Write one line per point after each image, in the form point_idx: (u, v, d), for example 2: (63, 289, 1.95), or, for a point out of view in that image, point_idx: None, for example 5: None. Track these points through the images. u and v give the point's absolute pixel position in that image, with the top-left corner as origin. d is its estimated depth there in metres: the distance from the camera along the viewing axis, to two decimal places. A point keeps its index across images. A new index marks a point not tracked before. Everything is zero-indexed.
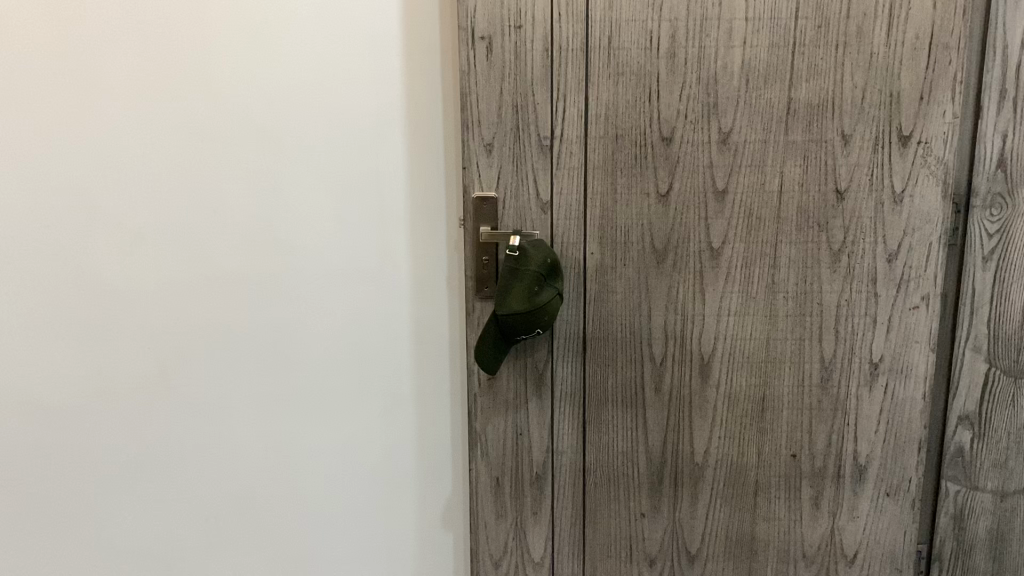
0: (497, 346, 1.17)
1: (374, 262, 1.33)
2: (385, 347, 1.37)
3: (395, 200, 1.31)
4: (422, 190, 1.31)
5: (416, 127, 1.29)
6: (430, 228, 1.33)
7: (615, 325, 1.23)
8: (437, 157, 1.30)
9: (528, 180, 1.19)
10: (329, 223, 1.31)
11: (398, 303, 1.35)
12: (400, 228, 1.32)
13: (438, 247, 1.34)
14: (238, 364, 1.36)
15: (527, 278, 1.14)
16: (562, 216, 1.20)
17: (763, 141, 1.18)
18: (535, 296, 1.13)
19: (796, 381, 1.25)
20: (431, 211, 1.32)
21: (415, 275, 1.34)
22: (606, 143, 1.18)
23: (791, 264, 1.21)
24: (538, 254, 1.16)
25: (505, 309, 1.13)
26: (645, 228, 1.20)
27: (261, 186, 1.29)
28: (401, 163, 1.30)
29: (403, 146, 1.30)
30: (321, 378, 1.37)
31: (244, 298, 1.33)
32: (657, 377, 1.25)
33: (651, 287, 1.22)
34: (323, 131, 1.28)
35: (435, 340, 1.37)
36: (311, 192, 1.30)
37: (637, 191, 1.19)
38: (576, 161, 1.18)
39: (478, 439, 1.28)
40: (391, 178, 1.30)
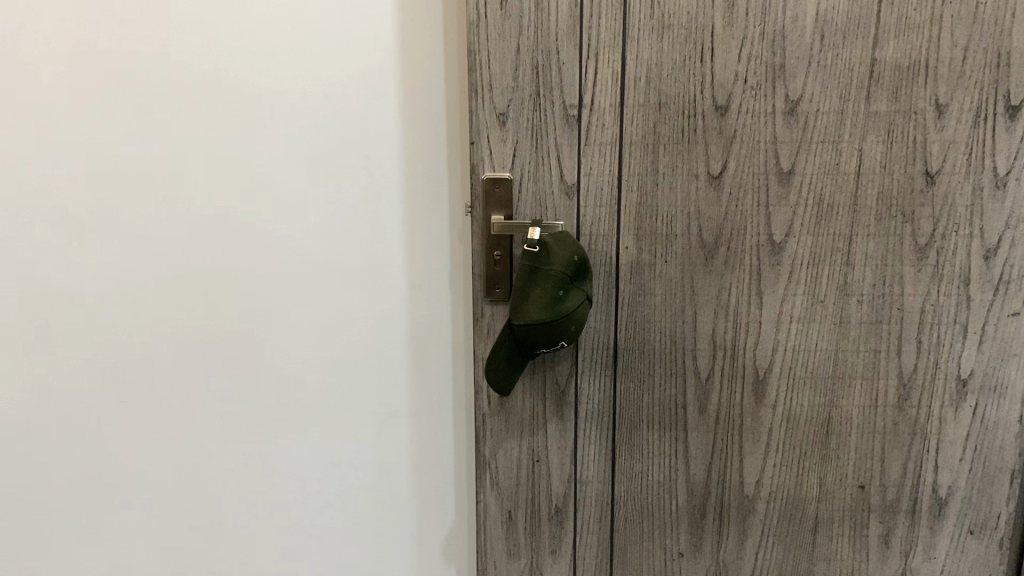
0: (514, 364, 0.96)
1: (364, 254, 1.12)
2: (379, 354, 1.16)
3: (389, 181, 1.09)
4: (421, 168, 1.09)
5: (413, 93, 1.06)
6: (430, 213, 1.10)
7: (653, 334, 1.02)
8: (439, 129, 1.08)
9: (552, 158, 0.97)
10: (311, 208, 1.10)
11: (394, 303, 1.14)
12: (395, 215, 1.10)
13: (439, 237, 1.11)
14: (205, 371, 1.16)
15: (550, 282, 0.93)
16: (593, 203, 0.98)
17: (840, 111, 0.96)
18: (559, 305, 0.92)
19: (868, 401, 1.05)
20: (433, 194, 1.10)
21: (414, 270, 1.13)
22: (648, 113, 0.96)
23: (869, 261, 1.00)
24: (564, 251, 0.94)
25: (522, 320, 0.93)
26: (692, 217, 0.99)
27: (231, 164, 1.09)
28: (397, 136, 1.08)
29: (398, 116, 1.07)
30: (303, 390, 1.17)
31: (212, 295, 1.13)
32: (702, 396, 1.04)
33: (697, 288, 1.01)
34: (301, 96, 1.06)
35: (439, 347, 1.15)
36: (289, 171, 1.09)
37: (682, 172, 0.97)
38: (610, 136, 0.96)
39: (487, 468, 1.07)
40: (383, 155, 1.08)
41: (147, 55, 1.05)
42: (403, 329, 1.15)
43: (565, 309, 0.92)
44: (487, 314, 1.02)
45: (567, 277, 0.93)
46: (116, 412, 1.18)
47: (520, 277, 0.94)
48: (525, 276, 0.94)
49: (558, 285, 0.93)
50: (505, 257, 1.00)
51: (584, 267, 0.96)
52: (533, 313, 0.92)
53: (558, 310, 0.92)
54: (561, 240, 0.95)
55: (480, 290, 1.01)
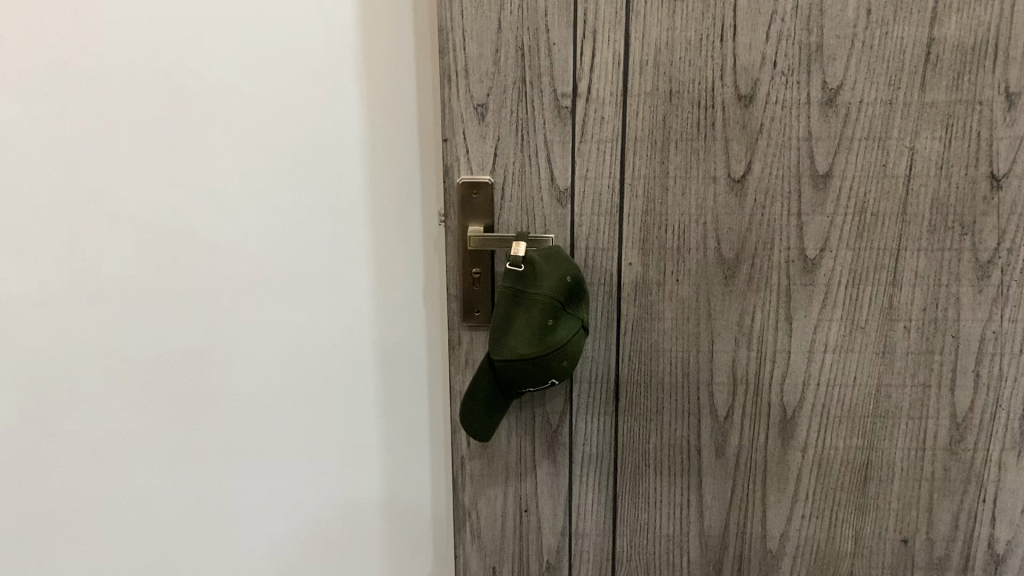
0: (494, 405, 0.80)
1: (325, 269, 0.96)
2: (344, 382, 1.00)
3: (352, 185, 0.93)
4: (389, 169, 0.93)
5: (377, 81, 0.90)
6: (400, 221, 0.95)
7: (661, 365, 0.87)
8: (409, 124, 0.92)
9: (540, 159, 0.81)
10: (262, 215, 0.94)
11: (361, 325, 0.98)
12: (360, 223, 0.95)
13: (410, 247, 0.96)
14: (148, 401, 1.00)
15: (537, 308, 0.77)
16: (590, 212, 0.82)
17: (888, 102, 0.79)
18: (548, 336, 0.77)
19: (915, 443, 0.89)
20: (404, 200, 0.94)
21: (383, 288, 0.97)
22: (657, 104, 0.79)
23: (919, 281, 0.84)
24: (554, 271, 0.78)
25: (505, 355, 0.77)
26: (708, 227, 0.83)
27: (166, 165, 0.92)
28: (360, 132, 0.92)
29: (360, 109, 0.91)
30: (257, 424, 1.01)
31: (154, 314, 0.97)
32: (719, 436, 0.89)
33: (714, 312, 0.85)
34: (246, 84, 0.90)
35: (413, 374, 1.00)
36: (235, 172, 0.93)
37: (697, 175, 0.81)
38: (610, 131, 0.80)
39: (467, 519, 0.92)
40: (344, 154, 0.92)
41: (67, 34, 0.88)
42: (371, 354, 0.99)
43: (555, 341, 0.77)
44: (466, 342, 0.86)
45: (557, 302, 0.77)
46: (39, 454, 1.01)
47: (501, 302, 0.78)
48: (507, 301, 0.78)
49: (547, 312, 0.77)
50: (485, 275, 0.84)
51: (577, 288, 0.80)
52: (518, 346, 0.76)
53: (547, 342, 0.76)
54: (550, 257, 0.79)
55: (457, 314, 0.86)
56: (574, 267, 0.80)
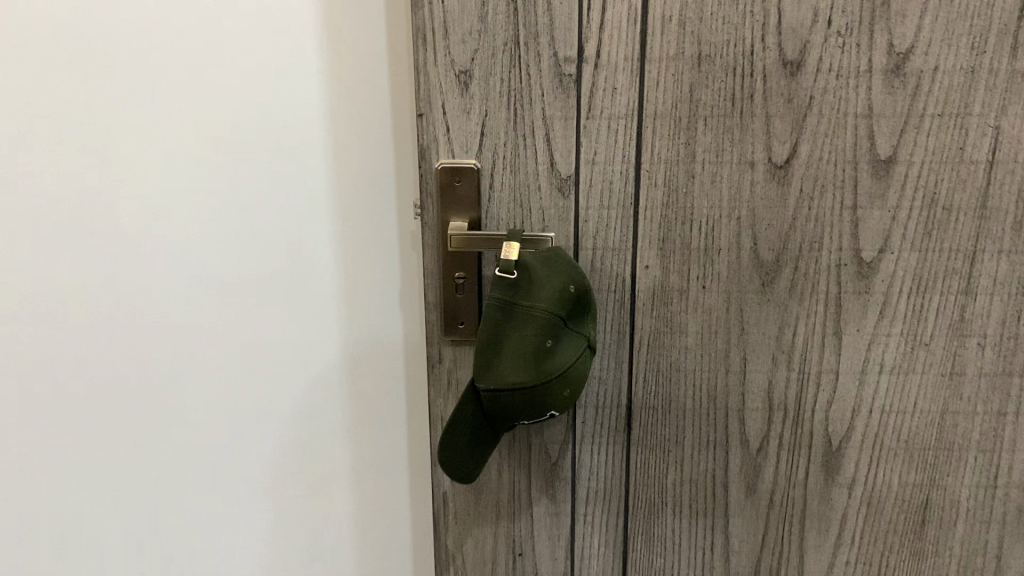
0: (480, 442, 0.65)
1: (286, 272, 0.82)
2: (311, 402, 0.86)
3: (315, 174, 0.79)
4: (358, 149, 0.79)
5: (342, 52, 0.76)
6: (371, 211, 0.81)
7: (682, 389, 0.72)
8: (381, 102, 0.78)
9: (538, 140, 0.66)
10: (212, 208, 0.80)
11: (328, 336, 0.84)
12: (325, 219, 0.81)
13: (383, 242, 0.82)
14: (95, 421, 0.85)
15: (532, 327, 0.62)
16: (598, 203, 0.67)
17: (969, 70, 0.64)
18: (544, 362, 0.62)
19: (984, 480, 0.74)
20: (376, 192, 0.80)
21: (353, 294, 0.83)
22: (681, 71, 0.64)
23: (998, 289, 0.69)
24: (554, 281, 0.63)
25: (490, 383, 0.62)
26: (743, 223, 0.68)
27: (95, 153, 0.78)
28: (323, 112, 0.78)
29: (323, 84, 0.77)
30: (212, 448, 0.87)
31: (98, 319, 0.82)
32: (750, 472, 0.75)
33: (748, 325, 0.70)
34: (188, 52, 0.75)
35: (390, 392, 0.87)
36: (179, 158, 0.78)
37: (731, 159, 0.66)
38: (623, 105, 0.65)
39: (451, 564, 0.78)
40: (306, 137, 0.78)
41: None
42: (341, 370, 0.85)
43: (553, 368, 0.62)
44: (449, 359, 0.72)
45: (557, 320, 0.63)
46: None
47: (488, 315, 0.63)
48: (496, 316, 0.63)
49: (544, 333, 0.62)
50: (471, 281, 0.69)
51: (584, 302, 0.65)
52: (506, 373, 0.62)
53: (543, 370, 0.62)
54: (549, 263, 0.64)
55: (437, 326, 0.71)
56: (580, 275, 0.65)
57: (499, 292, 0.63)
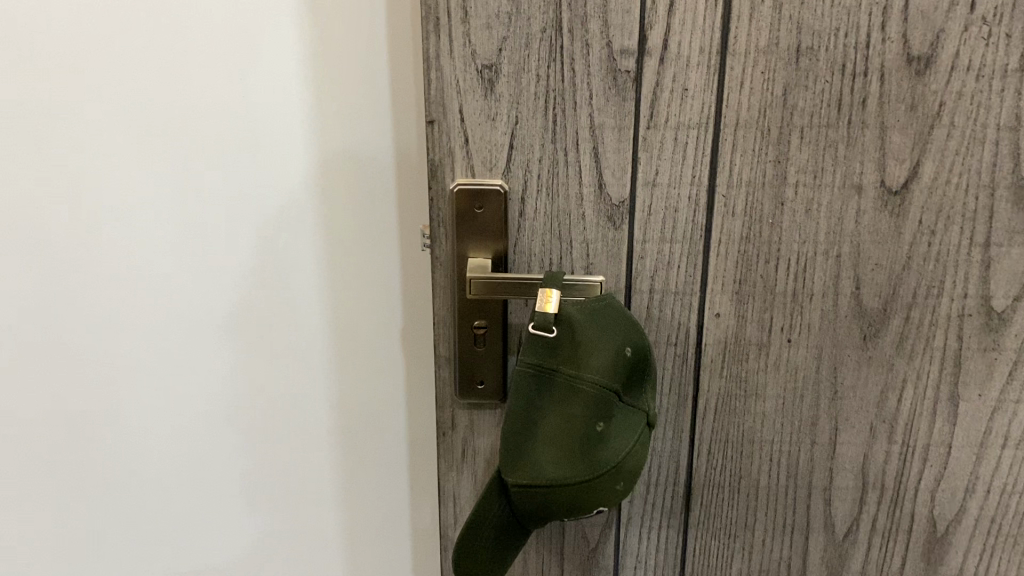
0: (508, 544, 0.51)
1: (268, 321, 0.68)
2: (296, 473, 0.72)
3: (300, 208, 0.65)
4: (352, 159, 0.64)
5: (335, 61, 0.61)
6: (368, 234, 0.66)
7: (755, 463, 0.58)
8: (382, 125, 0.63)
9: (583, 155, 0.51)
10: (179, 247, 0.65)
11: (317, 396, 0.70)
12: (310, 245, 0.66)
13: (383, 269, 0.67)
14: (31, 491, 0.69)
15: (577, 404, 0.48)
16: (658, 236, 0.53)
17: None
18: (594, 450, 0.48)
19: None
20: (375, 232, 0.66)
21: (347, 351, 0.69)
22: (773, 68, 0.49)
23: None
24: (607, 343, 0.49)
25: (525, 477, 0.48)
26: (843, 263, 0.53)
27: (28, 180, 0.62)
28: (310, 133, 0.63)
29: (311, 100, 0.62)
30: (180, 519, 0.72)
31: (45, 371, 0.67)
32: (836, 562, 0.61)
33: (842, 387, 0.56)
34: (153, 58, 0.60)
35: (389, 465, 0.73)
36: (138, 187, 0.63)
37: (832, 182, 0.51)
38: (695, 111, 0.50)
39: None
40: (286, 151, 0.63)
41: None
42: (332, 438, 0.72)
43: (604, 456, 0.48)
44: (465, 427, 0.58)
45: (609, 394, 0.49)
46: None
47: (519, 384, 0.49)
48: (530, 386, 0.49)
49: (593, 412, 0.48)
50: (494, 334, 0.54)
51: (642, 368, 0.51)
52: (544, 462, 0.48)
53: (592, 459, 0.48)
54: (600, 318, 0.50)
55: (451, 388, 0.56)
56: (638, 332, 0.51)
57: (534, 355, 0.49)
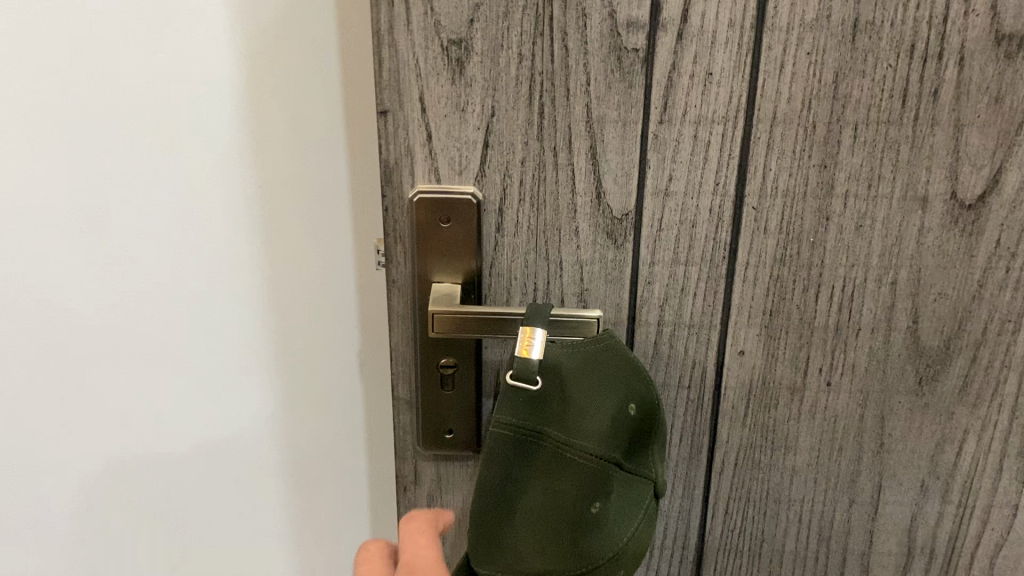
0: None
1: (197, 358, 0.57)
2: (239, 521, 0.63)
3: (231, 228, 0.53)
4: (290, 155, 0.52)
5: (264, 52, 0.49)
6: (311, 244, 0.54)
7: (781, 526, 0.49)
8: (328, 127, 0.51)
9: (577, 156, 0.40)
10: (78, 273, 0.53)
11: (259, 442, 0.60)
12: (242, 257, 0.54)
13: (330, 287, 0.56)
14: None
15: (568, 478, 0.38)
16: (669, 257, 0.42)
17: None
18: (588, 536, 0.38)
19: None
20: (324, 255, 0.55)
21: (295, 390, 0.59)
22: (822, 48, 0.38)
23: None
24: (604, 401, 0.40)
25: (495, 565, 0.38)
26: (899, 292, 0.43)
27: None
28: (238, 139, 0.51)
29: (237, 98, 0.50)
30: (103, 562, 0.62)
31: None
32: None
33: (889, 439, 0.46)
34: (47, 23, 0.47)
35: (348, 511, 0.63)
36: (30, 194, 0.51)
37: (889, 193, 0.41)
38: (721, 102, 0.39)
39: None
40: (211, 143, 0.51)
41: None
42: (280, 484, 0.62)
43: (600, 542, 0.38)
44: (431, 481, 0.47)
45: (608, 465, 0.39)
46: None
47: (497, 453, 0.38)
48: (511, 455, 0.38)
49: (588, 487, 0.38)
50: (465, 374, 0.44)
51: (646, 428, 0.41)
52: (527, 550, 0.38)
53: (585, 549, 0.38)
54: (597, 369, 0.40)
55: (413, 436, 0.46)
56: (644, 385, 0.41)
57: (517, 416, 0.38)
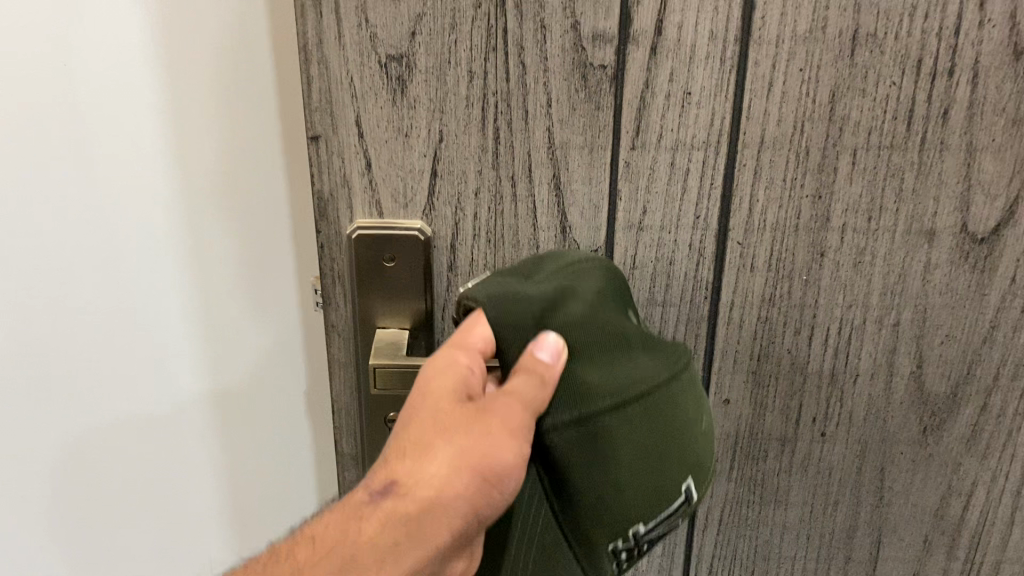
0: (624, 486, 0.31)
1: (112, 387, 0.50)
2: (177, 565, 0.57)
3: (158, 256, 0.48)
4: (217, 179, 0.47)
5: (193, 62, 0.44)
6: (239, 275, 0.49)
7: None
8: (261, 148, 0.46)
9: (538, 186, 0.35)
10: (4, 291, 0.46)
11: (198, 482, 0.55)
12: (169, 287, 0.49)
13: (263, 319, 0.51)
14: None
15: (617, 462, 0.31)
16: (645, 298, 0.37)
17: None
18: (658, 509, 0.32)
19: None
20: (259, 257, 0.49)
21: (236, 426, 0.54)
22: (817, 62, 0.33)
23: None
24: (579, 304, 0.32)
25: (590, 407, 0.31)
26: (902, 334, 0.38)
27: None
28: (161, 152, 0.45)
29: (160, 99, 0.44)
30: None
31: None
32: None
33: (891, 492, 0.41)
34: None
35: None
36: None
37: (893, 225, 0.36)
38: (702, 125, 0.34)
39: None
40: (134, 166, 0.45)
41: None
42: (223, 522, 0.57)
43: (669, 509, 0.32)
44: None
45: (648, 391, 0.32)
46: None
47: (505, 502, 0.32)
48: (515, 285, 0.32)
49: (644, 451, 0.31)
50: None
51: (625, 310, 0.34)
52: (597, 556, 0.32)
53: (638, 553, 0.33)
54: None
55: None
56: (596, 269, 0.34)
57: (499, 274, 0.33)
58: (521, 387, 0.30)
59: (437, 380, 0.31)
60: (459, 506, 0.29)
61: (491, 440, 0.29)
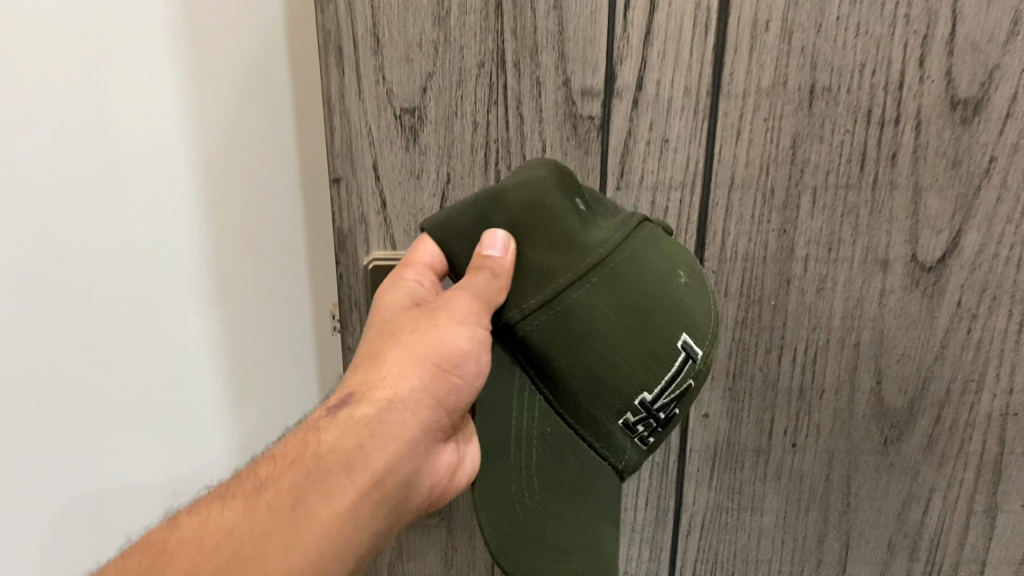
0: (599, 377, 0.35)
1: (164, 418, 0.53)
2: None
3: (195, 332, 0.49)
4: (247, 255, 0.48)
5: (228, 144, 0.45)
6: (270, 346, 0.50)
7: None
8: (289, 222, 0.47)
9: None
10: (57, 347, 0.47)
11: None
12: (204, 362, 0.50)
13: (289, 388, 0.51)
14: None
15: (596, 338, 0.35)
16: None
17: None
18: (655, 372, 0.36)
19: None
20: (285, 311, 0.49)
21: None
22: (779, 113, 0.38)
23: None
24: (514, 192, 0.35)
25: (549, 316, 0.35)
26: (862, 353, 0.42)
27: None
28: (196, 231, 0.47)
29: (194, 178, 0.46)
30: None
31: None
32: None
33: (857, 498, 0.45)
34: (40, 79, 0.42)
35: None
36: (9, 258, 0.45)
37: (850, 256, 0.40)
38: (679, 169, 0.39)
39: None
40: (170, 243, 0.47)
41: None
42: None
43: (671, 371, 0.36)
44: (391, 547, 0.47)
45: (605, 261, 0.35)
46: None
47: (497, 400, 0.36)
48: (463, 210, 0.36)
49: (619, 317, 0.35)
50: None
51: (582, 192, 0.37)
52: (612, 431, 0.37)
53: (654, 423, 0.37)
54: None
55: None
56: (547, 164, 0.36)
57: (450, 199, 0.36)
58: (472, 282, 0.34)
59: (390, 294, 0.35)
60: (415, 397, 0.34)
61: (444, 326, 0.34)
